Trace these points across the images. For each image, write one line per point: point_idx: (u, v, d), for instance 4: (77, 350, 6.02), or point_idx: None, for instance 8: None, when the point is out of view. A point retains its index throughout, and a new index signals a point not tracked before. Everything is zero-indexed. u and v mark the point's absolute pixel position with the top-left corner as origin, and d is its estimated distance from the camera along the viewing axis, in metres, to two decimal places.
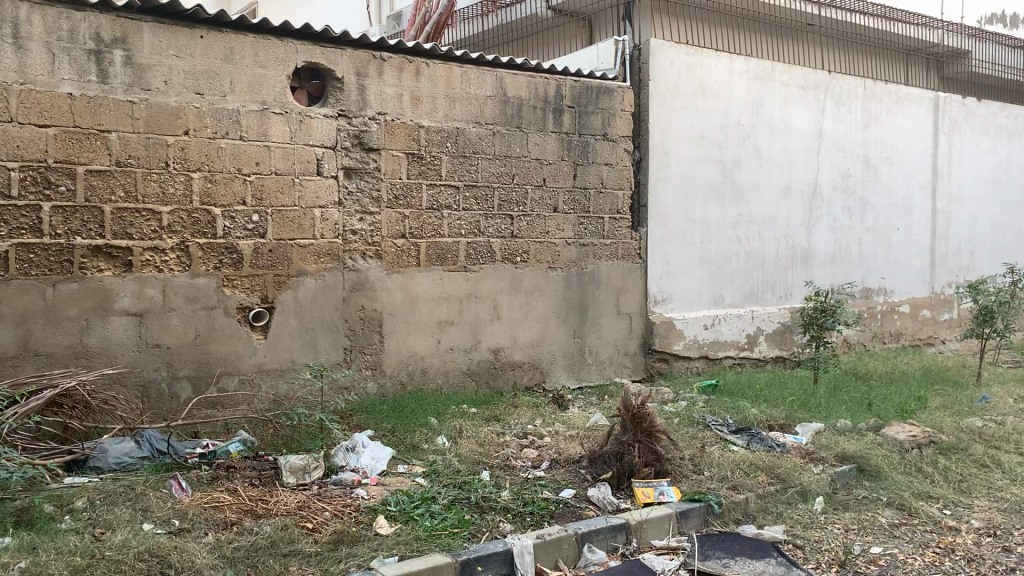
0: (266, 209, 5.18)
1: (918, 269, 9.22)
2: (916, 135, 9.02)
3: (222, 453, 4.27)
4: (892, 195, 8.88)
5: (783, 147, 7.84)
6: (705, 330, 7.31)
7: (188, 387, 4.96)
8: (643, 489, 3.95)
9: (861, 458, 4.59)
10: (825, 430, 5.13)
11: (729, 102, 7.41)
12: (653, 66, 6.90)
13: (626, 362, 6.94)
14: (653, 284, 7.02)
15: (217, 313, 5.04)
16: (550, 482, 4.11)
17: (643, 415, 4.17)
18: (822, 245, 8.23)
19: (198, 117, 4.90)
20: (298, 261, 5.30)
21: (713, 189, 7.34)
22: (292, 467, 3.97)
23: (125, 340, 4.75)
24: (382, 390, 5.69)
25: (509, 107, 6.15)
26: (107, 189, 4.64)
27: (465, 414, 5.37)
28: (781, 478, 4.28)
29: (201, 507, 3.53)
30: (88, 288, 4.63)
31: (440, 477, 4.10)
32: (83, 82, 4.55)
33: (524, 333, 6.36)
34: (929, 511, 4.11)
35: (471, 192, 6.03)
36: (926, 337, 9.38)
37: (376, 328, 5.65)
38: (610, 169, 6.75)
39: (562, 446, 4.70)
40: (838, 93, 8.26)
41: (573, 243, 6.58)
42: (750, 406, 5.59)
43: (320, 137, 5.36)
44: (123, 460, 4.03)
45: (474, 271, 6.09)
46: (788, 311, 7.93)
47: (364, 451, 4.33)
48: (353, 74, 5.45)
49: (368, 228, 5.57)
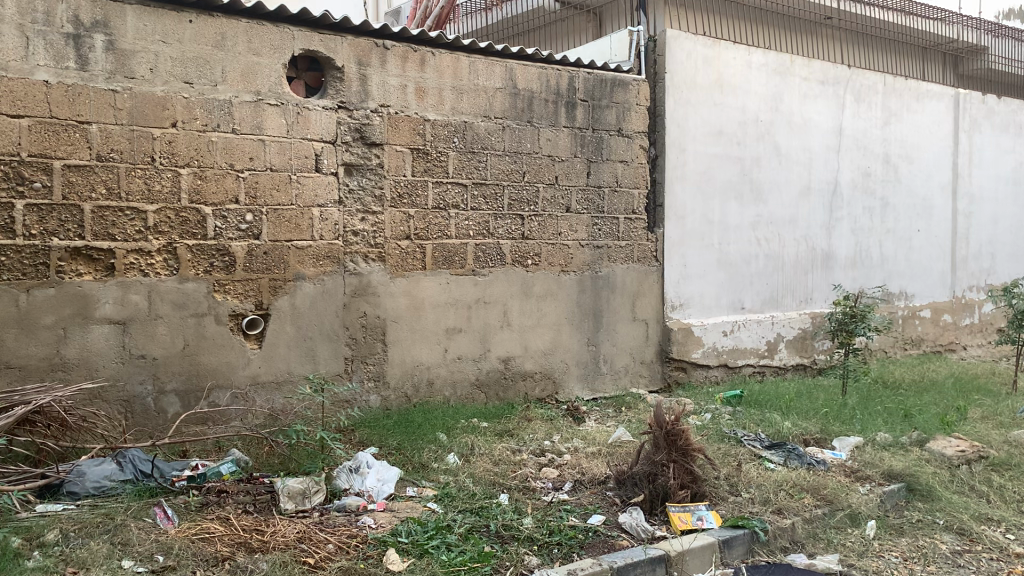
0: (261, 208, 4.78)
1: (939, 272, 8.87)
2: (936, 132, 8.67)
3: (213, 475, 3.86)
4: (913, 195, 8.52)
5: (802, 144, 7.47)
6: (724, 337, 6.94)
7: (177, 401, 4.57)
8: (679, 515, 3.57)
9: (910, 476, 4.22)
10: (864, 445, 4.77)
11: (748, 96, 7.04)
12: (670, 57, 6.52)
13: (642, 372, 6.55)
14: (670, 288, 6.64)
15: (207, 321, 4.64)
16: (575, 507, 3.72)
17: (678, 431, 3.78)
18: (842, 248, 7.87)
19: (186, 108, 4.51)
20: (295, 264, 4.91)
21: (732, 188, 6.97)
22: (290, 491, 3.58)
23: (107, 350, 4.35)
24: (385, 404, 5.30)
25: (519, 100, 5.78)
26: (87, 186, 4.25)
27: (475, 429, 4.98)
28: (827, 500, 3.90)
29: (188, 540, 3.14)
30: (66, 294, 4.24)
31: (454, 502, 3.71)
32: (60, 69, 4.16)
33: (535, 342, 5.98)
34: (994, 537, 3.74)
35: (479, 190, 5.65)
36: (947, 343, 9.02)
37: (380, 336, 5.26)
38: (626, 167, 6.38)
39: (585, 465, 4.32)
40: (858, 88, 7.91)
41: (586, 245, 6.20)
42: (781, 419, 5.21)
43: (318, 131, 4.97)
44: (103, 484, 3.63)
45: (482, 275, 5.70)
46: (809, 317, 7.56)
47: (369, 471, 3.95)
48: (355, 63, 5.07)
49: (370, 228, 5.19)
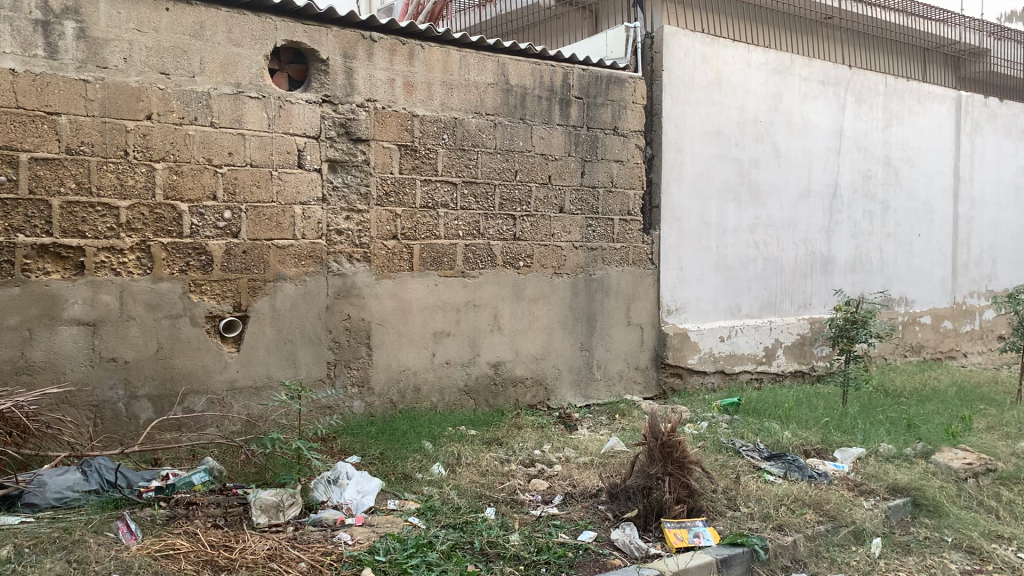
0: (240, 205, 4.58)
1: (939, 278, 8.69)
2: (938, 135, 8.50)
3: (184, 485, 3.66)
4: (914, 199, 8.35)
5: (802, 145, 7.30)
6: (721, 342, 6.74)
7: (149, 407, 4.36)
8: (675, 531, 3.37)
9: (916, 491, 4.03)
10: (866, 457, 4.58)
11: (746, 96, 6.86)
12: (668, 55, 6.35)
13: (636, 378, 6.36)
14: (666, 292, 6.46)
15: (182, 322, 4.44)
16: (566, 522, 3.52)
17: (674, 443, 3.58)
18: (841, 252, 7.69)
19: (162, 100, 4.31)
20: (275, 264, 4.71)
21: (730, 189, 6.79)
22: (264, 505, 3.38)
23: (75, 353, 4.15)
24: (370, 411, 5.09)
25: (511, 97, 5.59)
26: (56, 180, 4.05)
27: (463, 437, 4.77)
28: (830, 515, 3.71)
29: (150, 558, 2.94)
30: (32, 293, 4.03)
31: (437, 516, 3.51)
32: (27, 57, 3.96)
33: (526, 346, 5.78)
34: (1005, 556, 3.55)
35: (469, 189, 5.46)
36: (947, 350, 8.85)
37: (364, 339, 5.06)
38: (621, 167, 6.19)
39: (576, 476, 4.13)
40: (859, 89, 7.74)
41: (580, 247, 6.01)
42: (780, 429, 5.03)
43: (301, 126, 4.77)
44: (65, 495, 3.43)
45: (472, 276, 5.51)
46: (808, 322, 7.38)
47: (348, 483, 3.74)
48: (340, 56, 4.87)
49: (354, 228, 4.99)
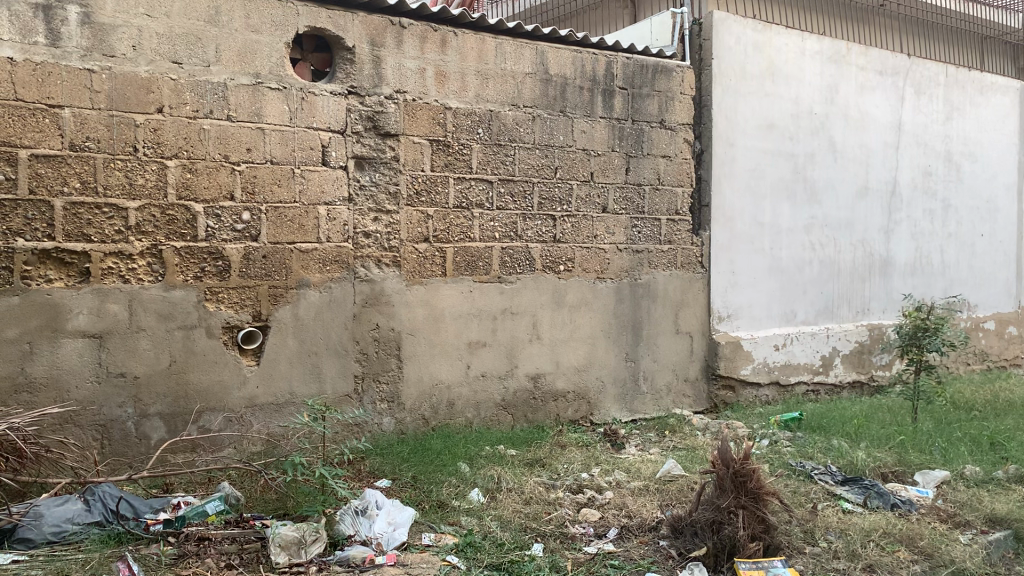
0: (259, 206, 4.21)
1: (1003, 281, 8.13)
2: (1001, 129, 7.95)
3: (195, 515, 3.28)
4: (976, 196, 7.81)
5: (859, 140, 6.81)
6: (776, 352, 6.28)
7: (162, 426, 4.00)
8: (751, 573, 2.94)
9: (1019, 523, 3.56)
10: (953, 481, 4.12)
11: (801, 87, 6.40)
12: (718, 43, 5.90)
13: (686, 391, 5.91)
14: (717, 298, 6.00)
15: (197, 334, 4.07)
16: (625, 563, 3.11)
17: (748, 472, 3.14)
18: (901, 253, 7.18)
19: (175, 92, 3.95)
20: (298, 269, 4.33)
21: (784, 187, 6.32)
22: (283, 540, 2.99)
23: (80, 368, 3.79)
24: (401, 428, 4.71)
25: (551, 88, 5.18)
26: (58, 178, 3.70)
27: (502, 458, 4.37)
28: (926, 554, 3.25)
29: None
30: (32, 302, 3.69)
31: (477, 555, 3.12)
32: (27, 44, 3.62)
33: (568, 357, 5.36)
34: None
35: (506, 187, 5.05)
36: (1012, 358, 8.29)
37: (393, 350, 4.66)
38: (668, 163, 5.75)
39: (631, 505, 3.71)
40: (918, 80, 7.23)
41: (624, 249, 5.57)
42: (852, 448, 4.56)
43: (326, 120, 4.39)
44: (63, 529, 3.07)
45: (509, 282, 5.10)
46: (867, 330, 6.88)
47: (378, 514, 3.35)
48: (367, 43, 4.49)
49: (383, 230, 4.60)
